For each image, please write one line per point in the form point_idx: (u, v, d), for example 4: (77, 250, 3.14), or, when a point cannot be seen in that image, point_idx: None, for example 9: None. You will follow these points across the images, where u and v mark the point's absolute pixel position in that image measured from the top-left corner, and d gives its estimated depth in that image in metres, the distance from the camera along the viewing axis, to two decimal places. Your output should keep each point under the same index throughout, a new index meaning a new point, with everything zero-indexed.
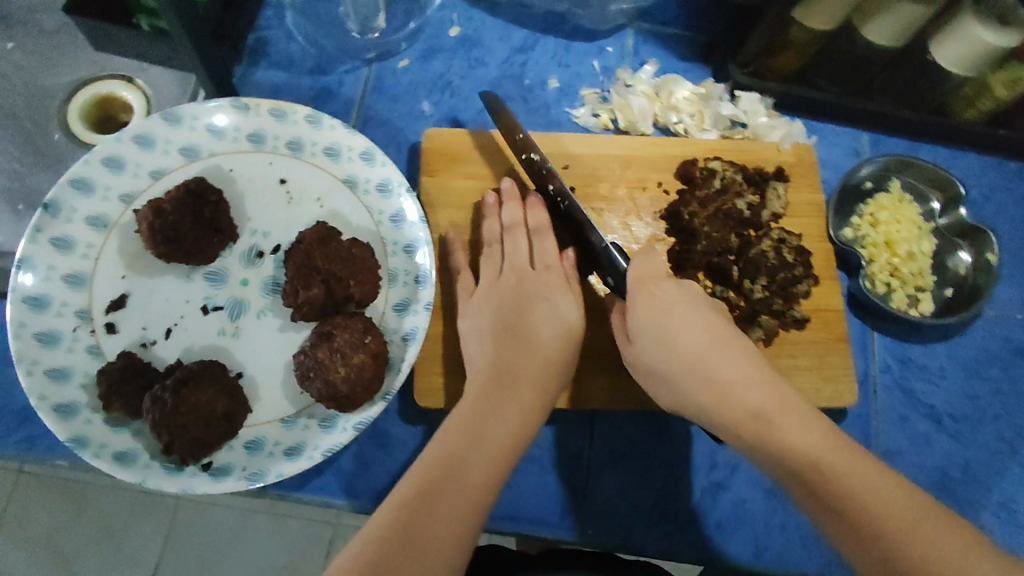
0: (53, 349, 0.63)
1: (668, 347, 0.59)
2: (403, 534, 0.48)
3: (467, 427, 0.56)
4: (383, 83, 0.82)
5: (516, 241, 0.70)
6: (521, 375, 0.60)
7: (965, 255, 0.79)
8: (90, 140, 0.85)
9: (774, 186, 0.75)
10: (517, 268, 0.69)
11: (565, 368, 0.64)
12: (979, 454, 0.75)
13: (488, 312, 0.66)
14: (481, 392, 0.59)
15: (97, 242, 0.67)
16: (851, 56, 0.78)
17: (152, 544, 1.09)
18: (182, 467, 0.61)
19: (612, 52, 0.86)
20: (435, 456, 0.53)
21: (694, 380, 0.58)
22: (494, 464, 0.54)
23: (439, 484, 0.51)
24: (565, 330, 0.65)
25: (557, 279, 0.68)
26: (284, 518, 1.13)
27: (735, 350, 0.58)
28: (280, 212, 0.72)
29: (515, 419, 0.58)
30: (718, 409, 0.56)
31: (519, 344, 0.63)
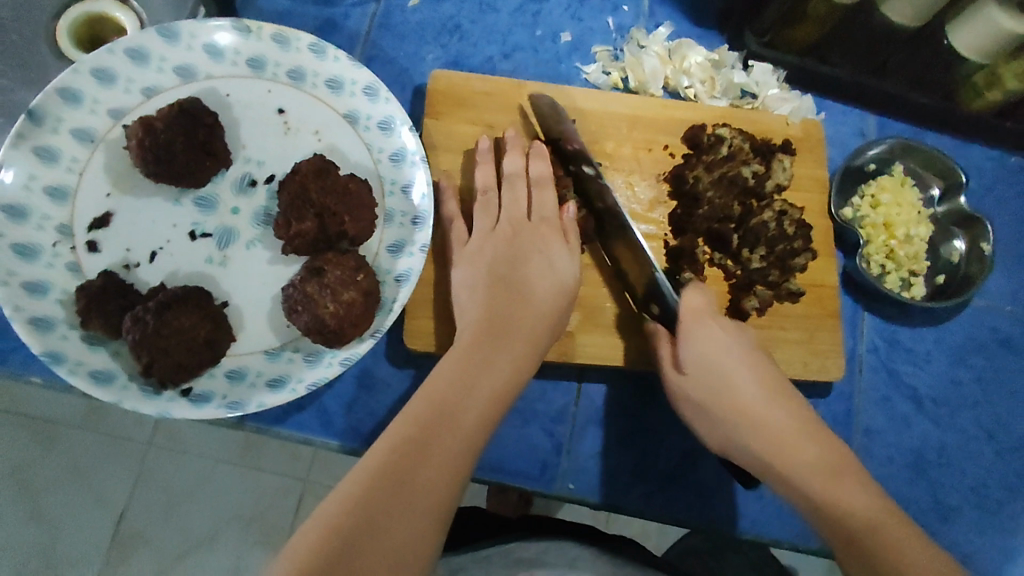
0: (31, 263, 0.61)
1: (720, 392, 0.61)
2: (394, 476, 0.47)
3: (461, 374, 0.55)
4: (391, 20, 0.79)
5: (515, 190, 0.69)
6: (514, 326, 0.60)
7: (959, 243, 0.80)
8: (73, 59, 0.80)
9: (780, 159, 0.75)
10: (514, 220, 0.68)
11: (556, 322, 0.63)
12: (955, 439, 0.76)
13: (481, 262, 0.65)
14: (475, 341, 0.58)
15: (82, 155, 0.64)
16: (869, 30, 0.78)
17: (120, 483, 1.08)
18: (160, 391, 0.59)
19: (628, 10, 0.83)
20: (427, 402, 0.52)
21: (748, 426, 0.59)
22: (483, 412, 0.54)
23: (431, 430, 0.51)
24: (557, 285, 0.64)
25: (551, 232, 0.67)
26: (253, 470, 1.11)
27: (787, 402, 0.60)
28: (276, 141, 0.69)
29: (506, 371, 0.57)
30: (771, 454, 0.57)
31: (512, 295, 0.62)
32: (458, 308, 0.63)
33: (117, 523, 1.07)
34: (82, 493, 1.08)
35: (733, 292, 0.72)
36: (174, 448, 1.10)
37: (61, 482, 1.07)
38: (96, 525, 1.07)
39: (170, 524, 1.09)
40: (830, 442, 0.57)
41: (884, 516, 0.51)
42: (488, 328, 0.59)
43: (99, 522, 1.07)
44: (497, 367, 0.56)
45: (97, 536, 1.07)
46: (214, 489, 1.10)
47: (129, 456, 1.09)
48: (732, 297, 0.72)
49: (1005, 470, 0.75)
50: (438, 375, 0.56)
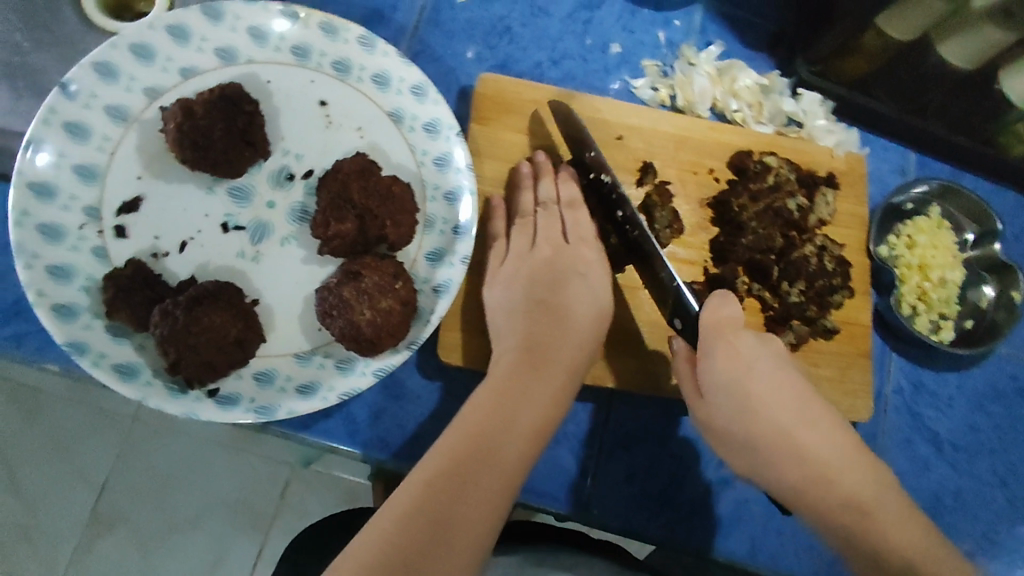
0: (56, 245, 0.58)
1: (754, 417, 0.57)
2: (431, 515, 0.47)
3: (500, 407, 0.54)
4: (439, 16, 0.77)
5: (552, 217, 0.67)
6: (554, 354, 0.58)
7: (989, 290, 0.80)
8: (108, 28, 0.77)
9: (825, 192, 0.74)
10: (552, 241, 0.65)
11: (596, 346, 0.61)
12: (971, 485, 0.76)
13: (515, 285, 0.63)
14: (514, 369, 0.57)
15: (115, 135, 0.61)
16: (920, 70, 0.75)
17: (103, 459, 1.02)
18: (186, 391, 0.57)
19: (679, 25, 0.82)
20: (466, 433, 0.52)
21: (780, 454, 0.56)
22: (523, 447, 0.53)
23: (472, 464, 0.50)
24: (598, 309, 0.62)
25: (593, 253, 0.65)
26: (243, 454, 1.07)
27: (817, 423, 0.58)
28: (316, 135, 0.66)
29: (546, 402, 0.56)
30: (808, 487, 0.56)
31: (554, 322, 0.60)
32: (496, 331, 0.62)
33: (98, 499, 1.04)
34: (60, 465, 1.01)
35: (769, 325, 0.71)
36: (167, 427, 1.04)
37: (41, 454, 1.00)
38: (76, 499, 1.03)
39: (151, 505, 1.06)
40: (866, 466, 0.56)
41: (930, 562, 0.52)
42: (527, 355, 0.58)
43: (77, 497, 1.03)
44: (537, 398, 0.55)
45: (78, 509, 1.04)
46: (204, 468, 1.06)
47: (113, 432, 1.02)
48: (768, 329, 0.71)
49: (1017, 518, 0.76)
50: (476, 404, 0.55)
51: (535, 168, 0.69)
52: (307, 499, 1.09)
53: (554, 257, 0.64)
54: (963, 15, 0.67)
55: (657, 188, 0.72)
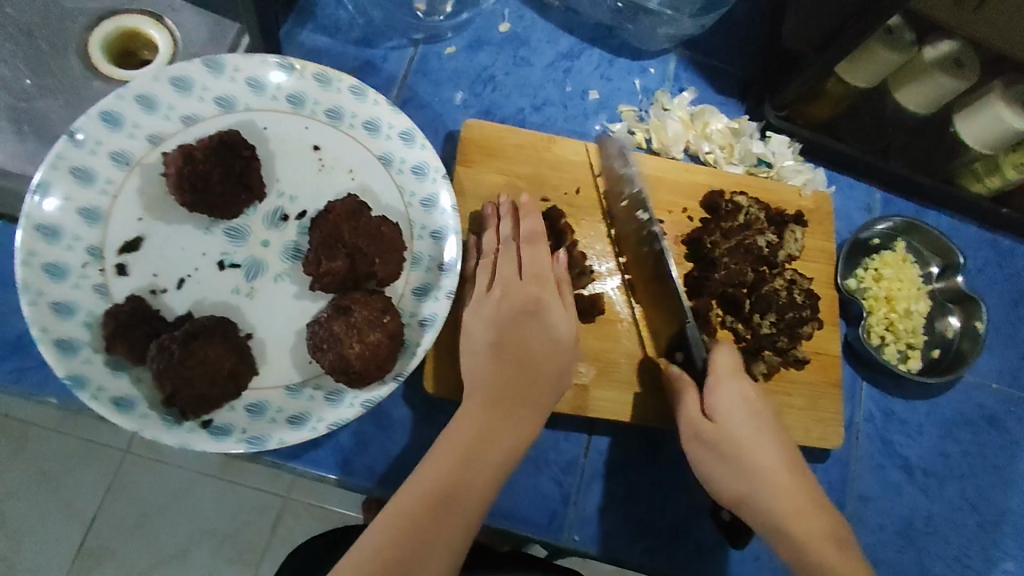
0: (60, 283, 0.61)
1: (741, 455, 0.61)
2: (397, 555, 0.51)
3: (470, 449, 0.57)
4: (428, 66, 0.82)
5: (509, 254, 0.68)
6: (518, 395, 0.61)
7: (954, 320, 0.83)
8: (105, 71, 0.82)
9: (792, 229, 0.77)
10: (504, 279, 0.67)
11: (559, 382, 0.64)
12: (943, 509, 0.78)
13: (481, 323, 0.64)
14: (483, 410, 0.60)
15: (118, 178, 0.65)
16: (880, 113, 0.81)
17: (92, 490, 1.03)
18: (181, 422, 0.59)
19: (654, 73, 0.87)
20: (435, 478, 0.55)
21: (755, 486, 0.60)
22: (487, 487, 0.56)
23: (437, 511, 0.53)
24: (560, 348, 0.65)
25: (548, 289, 0.67)
26: (233, 485, 1.08)
27: (797, 469, 0.62)
28: (310, 177, 0.70)
29: (510, 443, 0.59)
30: (784, 520, 0.58)
31: (517, 363, 0.62)
32: (472, 372, 0.63)
33: (85, 534, 1.03)
34: (46, 496, 1.01)
35: (743, 355, 0.74)
36: (157, 457, 1.06)
37: (30, 487, 1.00)
38: (65, 532, 1.03)
39: (141, 537, 1.04)
40: (822, 516, 0.59)
41: None
42: (495, 395, 0.61)
43: (66, 530, 1.03)
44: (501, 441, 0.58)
45: (65, 542, 1.03)
46: (192, 496, 1.06)
47: (103, 464, 1.03)
48: (741, 359, 0.74)
49: (988, 543, 0.78)
50: (445, 444, 0.58)
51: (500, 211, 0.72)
52: (299, 532, 1.10)
53: (500, 299, 0.65)
54: (913, 64, 0.73)
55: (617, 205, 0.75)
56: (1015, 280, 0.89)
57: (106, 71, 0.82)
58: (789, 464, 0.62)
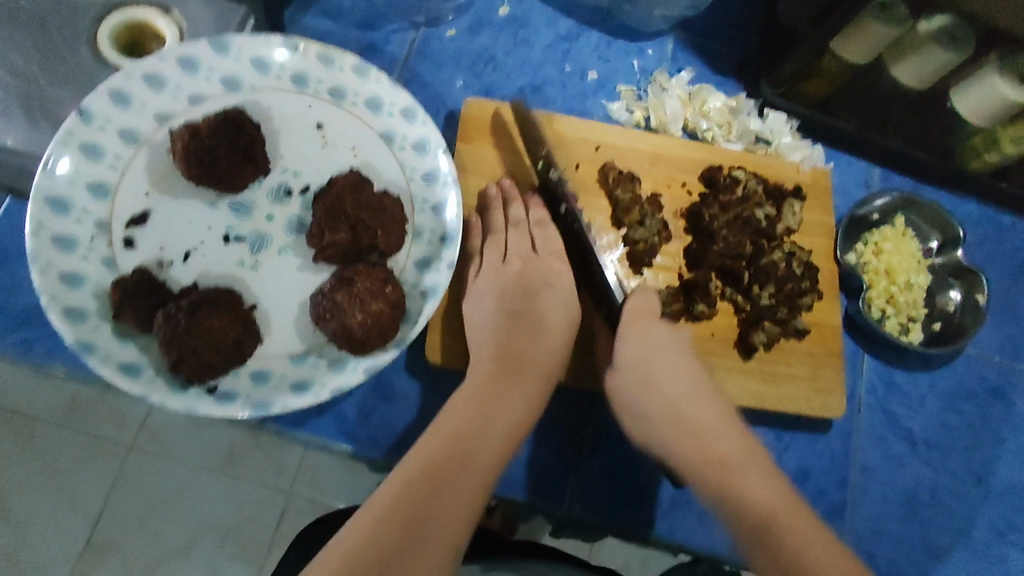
0: (68, 254, 0.62)
1: (648, 390, 0.64)
2: (408, 514, 0.50)
3: (471, 417, 0.58)
4: (429, 48, 0.83)
5: (521, 236, 0.71)
6: (527, 364, 0.63)
7: (955, 293, 0.83)
8: (108, 57, 0.84)
9: (791, 203, 0.78)
10: (521, 255, 0.69)
11: (562, 351, 0.66)
12: (946, 481, 0.78)
13: (493, 295, 0.67)
14: (491, 377, 0.61)
15: (126, 154, 0.67)
16: (875, 92, 0.83)
17: (95, 485, 0.96)
18: (186, 388, 0.60)
19: (652, 54, 0.88)
20: (446, 439, 0.55)
21: (669, 421, 0.62)
22: (496, 453, 0.56)
23: (450, 467, 0.53)
24: (565, 319, 0.67)
25: (562, 266, 0.70)
26: (233, 480, 1.00)
27: (710, 405, 0.63)
28: (314, 154, 0.71)
29: (520, 406, 0.60)
30: (690, 448, 0.60)
31: (525, 334, 0.65)
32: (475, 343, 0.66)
33: (92, 529, 0.96)
34: (53, 489, 0.95)
35: (742, 326, 0.74)
36: (160, 453, 0.97)
37: (36, 478, 0.95)
38: (70, 528, 0.96)
39: (145, 533, 0.97)
40: (743, 438, 0.60)
41: (779, 498, 0.54)
42: (503, 363, 0.62)
43: (69, 525, 0.96)
44: (511, 404, 0.59)
45: (71, 537, 0.96)
46: (197, 491, 0.98)
47: (105, 459, 0.95)
48: (741, 330, 0.74)
49: (991, 514, 0.78)
50: (452, 411, 0.59)
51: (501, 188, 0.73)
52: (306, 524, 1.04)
53: (500, 275, 0.68)
54: (910, 38, 0.74)
55: (615, 176, 0.76)
56: (1015, 255, 0.89)
57: (109, 58, 0.84)
58: (707, 398, 0.63)
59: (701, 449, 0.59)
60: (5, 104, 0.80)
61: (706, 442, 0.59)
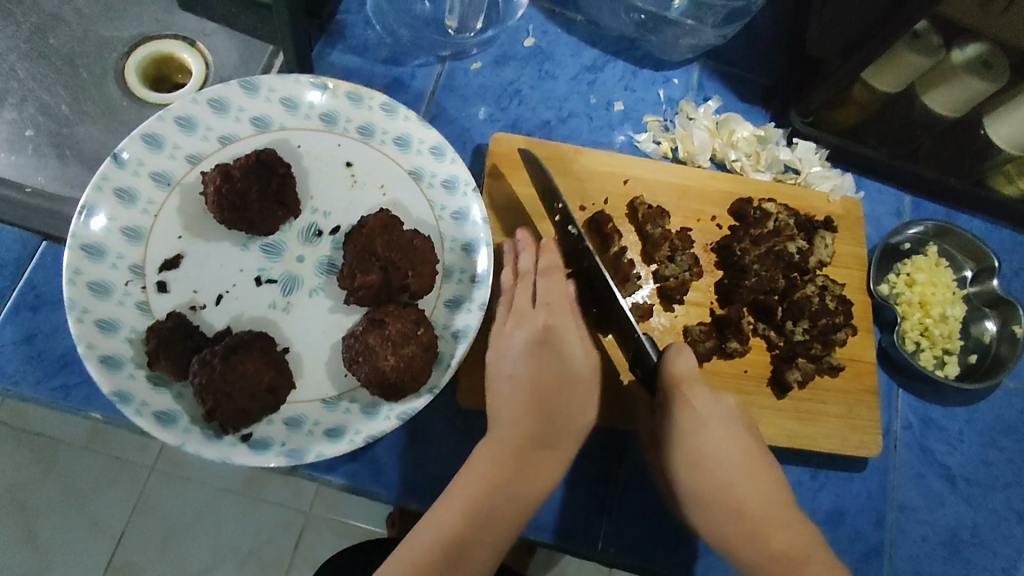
0: (104, 301, 0.63)
1: (689, 467, 0.60)
2: None
3: (468, 524, 0.55)
4: (454, 82, 0.83)
5: (527, 291, 0.66)
6: (534, 433, 0.60)
7: (991, 324, 0.82)
8: (135, 90, 0.84)
9: (822, 235, 0.77)
10: (523, 312, 0.65)
11: (579, 421, 0.62)
12: (988, 519, 0.77)
13: (503, 357, 0.64)
14: (499, 452, 0.59)
15: (158, 198, 0.67)
16: (907, 118, 0.81)
17: (119, 509, 1.03)
18: (221, 436, 0.60)
19: (677, 83, 0.87)
20: (446, 526, 0.55)
21: (718, 504, 0.59)
22: (497, 539, 0.56)
23: (449, 559, 0.54)
24: (575, 384, 0.63)
25: (567, 322, 0.65)
26: (254, 501, 1.08)
27: (765, 484, 0.60)
28: (344, 194, 0.71)
29: (528, 489, 0.58)
30: (742, 538, 0.57)
31: (534, 403, 0.61)
32: (496, 420, 0.61)
33: (114, 550, 1.03)
34: (76, 516, 1.02)
35: (776, 363, 0.73)
36: (179, 475, 1.06)
37: (58, 506, 1.01)
38: (90, 550, 1.02)
39: (165, 560, 1.04)
40: (797, 527, 0.57)
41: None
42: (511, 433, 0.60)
43: (93, 547, 1.02)
44: (517, 485, 0.58)
45: (91, 560, 1.02)
46: (214, 514, 1.06)
47: (131, 480, 1.04)
48: (775, 367, 0.73)
49: None
50: (456, 488, 0.58)
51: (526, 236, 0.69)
52: (326, 547, 1.08)
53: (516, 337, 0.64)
54: (940, 69, 0.73)
55: (645, 211, 0.75)
56: None
57: (136, 91, 0.84)
58: (755, 476, 0.60)
59: (752, 539, 0.57)
60: (34, 143, 0.80)
61: (757, 531, 0.57)
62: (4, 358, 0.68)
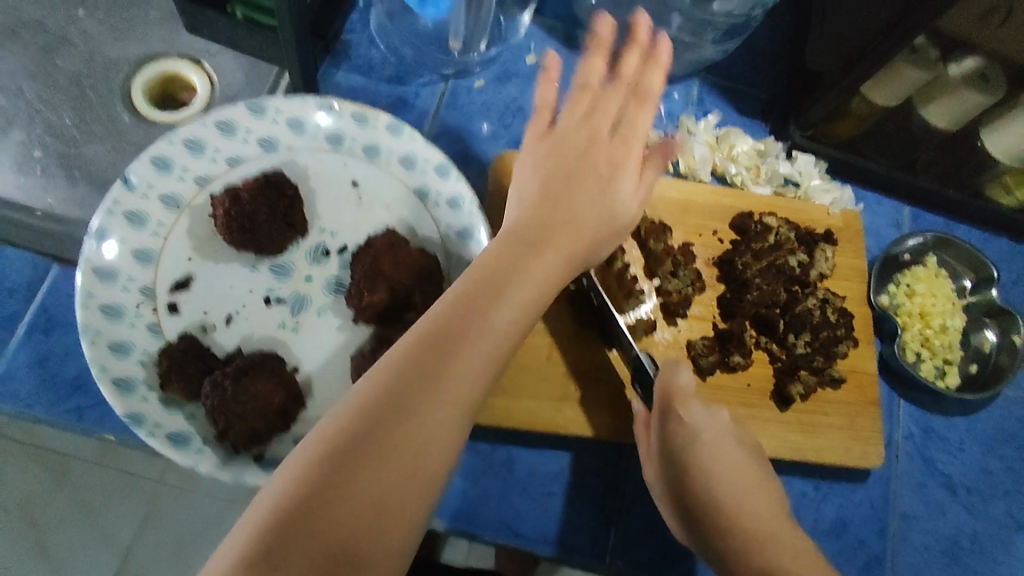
0: (116, 323, 0.64)
1: (683, 479, 0.61)
2: (371, 421, 0.45)
3: (427, 343, 0.48)
4: (457, 100, 0.84)
5: (609, 102, 0.61)
6: (548, 243, 0.55)
7: (990, 334, 0.83)
8: (141, 109, 0.85)
9: (822, 248, 0.78)
10: (595, 129, 0.60)
11: (595, 254, 0.58)
12: (990, 528, 0.78)
13: (534, 170, 0.59)
14: (506, 252, 0.53)
15: (168, 220, 0.68)
16: (906, 130, 0.82)
17: (126, 521, 0.97)
18: (233, 456, 0.61)
19: (678, 98, 0.88)
20: (437, 321, 0.49)
21: (715, 517, 0.58)
22: (484, 366, 0.49)
23: (437, 349, 0.48)
24: (604, 217, 0.57)
25: (624, 157, 0.59)
26: None
27: (759, 493, 0.59)
28: (350, 214, 0.72)
29: (535, 288, 0.53)
30: (740, 550, 0.55)
31: (566, 197, 0.57)
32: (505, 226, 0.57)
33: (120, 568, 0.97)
34: (83, 531, 0.95)
35: (779, 376, 0.74)
36: (186, 490, 0.99)
37: (57, 524, 0.93)
38: (97, 564, 0.97)
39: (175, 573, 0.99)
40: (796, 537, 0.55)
41: None
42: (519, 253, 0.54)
43: (98, 562, 0.97)
44: (524, 283, 0.52)
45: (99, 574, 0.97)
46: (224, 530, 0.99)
47: (133, 497, 0.97)
48: (778, 381, 0.74)
49: None
50: (451, 294, 0.51)
51: (653, 43, 0.64)
52: None
53: (585, 123, 0.60)
54: (938, 82, 0.74)
55: (648, 227, 0.75)
56: None
57: (142, 109, 0.85)
58: (749, 486, 0.59)
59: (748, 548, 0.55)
60: (44, 164, 0.81)
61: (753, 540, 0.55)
62: (19, 383, 0.69)
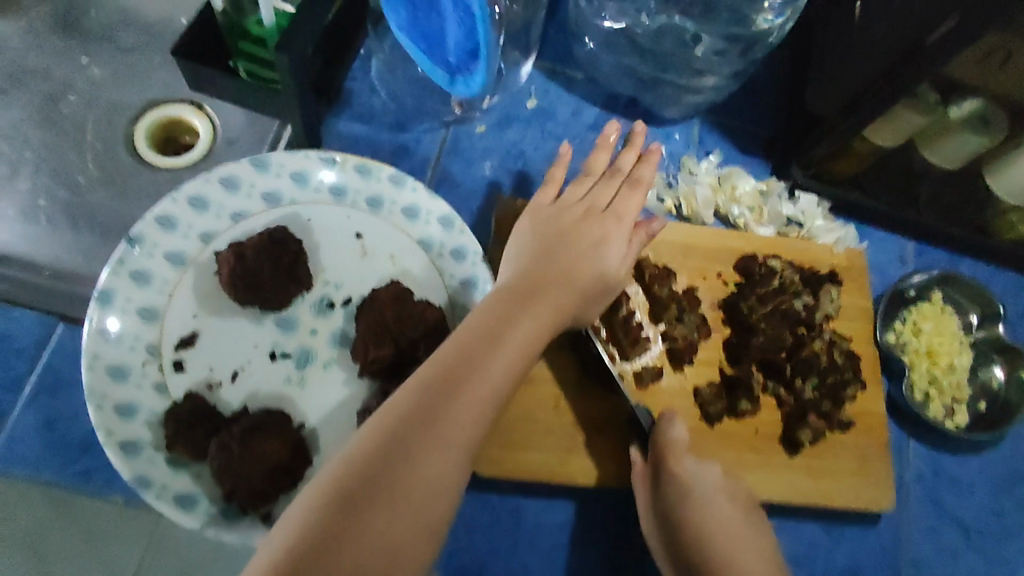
0: (121, 384, 0.64)
1: (685, 533, 0.62)
2: (377, 460, 0.46)
3: (431, 386, 0.50)
4: (459, 146, 0.85)
5: (608, 185, 0.69)
6: (545, 292, 0.58)
7: (998, 371, 0.82)
8: (144, 155, 0.85)
9: (828, 289, 0.77)
10: (592, 202, 0.67)
11: (589, 308, 0.62)
12: (1005, 571, 0.77)
13: (530, 232, 0.64)
14: (506, 300, 0.56)
15: (172, 277, 0.68)
16: (906, 165, 0.82)
17: None
18: (241, 517, 0.61)
19: (679, 138, 0.89)
20: (441, 365, 0.51)
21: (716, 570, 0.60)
22: (485, 410, 0.51)
23: (441, 390, 0.50)
24: (603, 277, 0.62)
25: (616, 226, 0.65)
26: None
27: (754, 542, 0.62)
28: (354, 265, 0.73)
29: (532, 331, 0.55)
30: None
31: (563, 256, 0.61)
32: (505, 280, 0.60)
33: None
34: None
35: (787, 421, 0.74)
36: None
37: None
38: None
39: None
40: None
41: None
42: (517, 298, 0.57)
43: None
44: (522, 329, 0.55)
45: None
46: None
47: None
48: (786, 426, 0.74)
49: None
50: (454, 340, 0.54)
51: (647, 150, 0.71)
52: None
53: (584, 199, 0.67)
54: (940, 124, 0.74)
55: (651, 273, 0.75)
56: None
57: (145, 155, 0.85)
58: (746, 538, 0.62)
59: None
60: (48, 213, 0.81)
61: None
62: (26, 446, 0.70)
